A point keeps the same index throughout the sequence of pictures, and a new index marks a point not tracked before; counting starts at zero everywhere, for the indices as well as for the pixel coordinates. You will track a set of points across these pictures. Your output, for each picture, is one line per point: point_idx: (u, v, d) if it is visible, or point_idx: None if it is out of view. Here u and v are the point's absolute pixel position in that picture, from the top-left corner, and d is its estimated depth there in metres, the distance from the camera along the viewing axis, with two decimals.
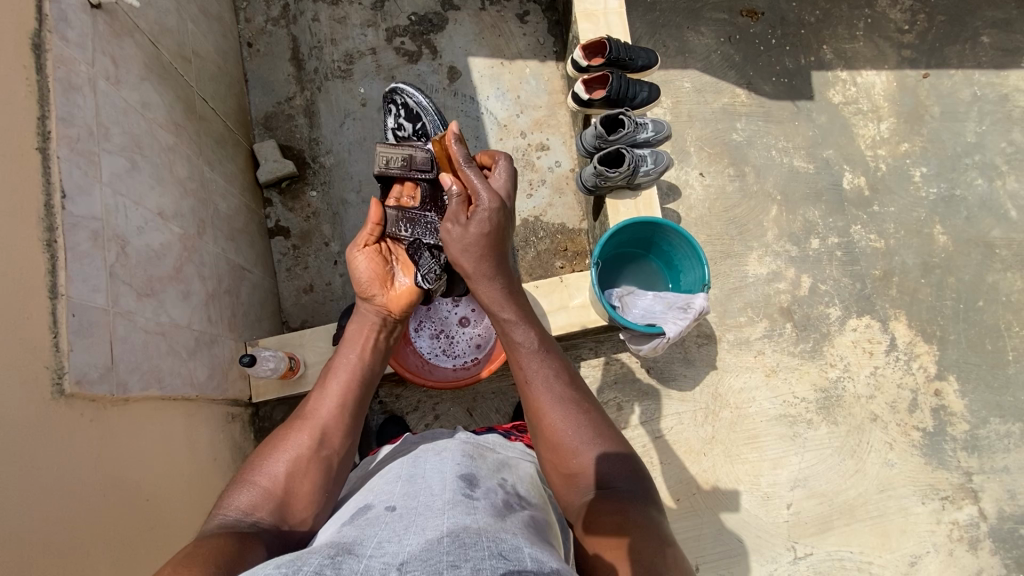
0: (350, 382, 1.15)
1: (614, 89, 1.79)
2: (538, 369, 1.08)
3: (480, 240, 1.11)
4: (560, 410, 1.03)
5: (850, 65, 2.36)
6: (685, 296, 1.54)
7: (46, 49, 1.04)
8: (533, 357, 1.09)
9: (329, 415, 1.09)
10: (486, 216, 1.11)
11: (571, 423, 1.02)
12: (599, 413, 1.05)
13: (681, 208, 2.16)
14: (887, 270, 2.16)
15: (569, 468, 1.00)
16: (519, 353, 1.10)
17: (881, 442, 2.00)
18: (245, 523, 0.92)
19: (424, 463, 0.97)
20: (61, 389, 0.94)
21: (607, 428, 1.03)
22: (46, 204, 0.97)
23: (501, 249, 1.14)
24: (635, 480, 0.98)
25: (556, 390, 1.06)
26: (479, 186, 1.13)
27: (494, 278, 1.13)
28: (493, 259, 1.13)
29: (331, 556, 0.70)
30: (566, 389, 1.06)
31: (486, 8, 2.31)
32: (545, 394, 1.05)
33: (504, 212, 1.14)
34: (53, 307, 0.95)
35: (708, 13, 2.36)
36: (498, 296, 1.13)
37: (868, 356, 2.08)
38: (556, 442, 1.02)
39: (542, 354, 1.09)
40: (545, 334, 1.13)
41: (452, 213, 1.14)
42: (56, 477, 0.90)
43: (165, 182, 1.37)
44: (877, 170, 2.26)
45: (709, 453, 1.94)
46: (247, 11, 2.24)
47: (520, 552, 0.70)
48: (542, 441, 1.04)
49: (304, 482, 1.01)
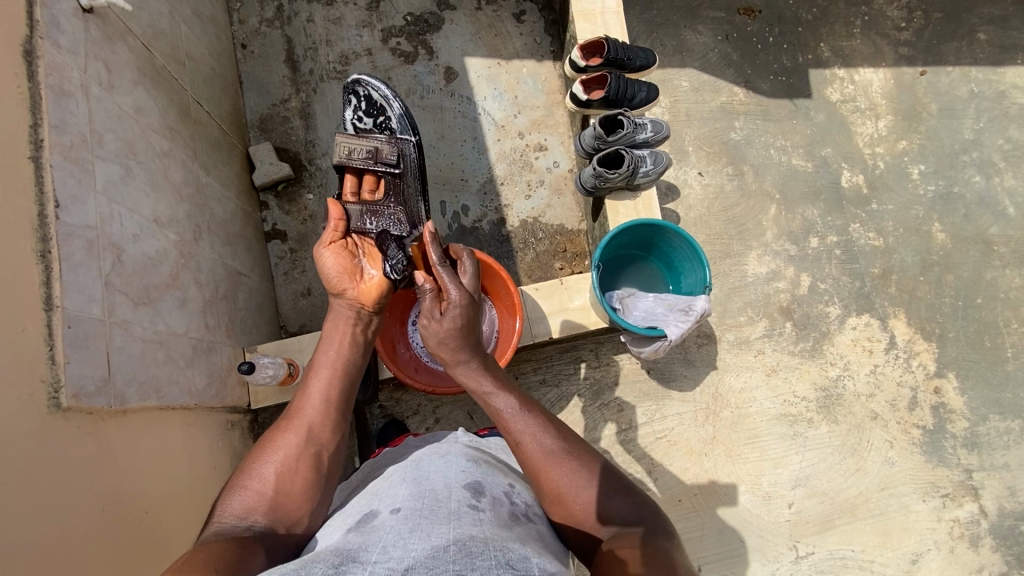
0: (333, 380, 1.14)
1: (613, 90, 1.78)
2: (525, 425, 1.05)
3: (455, 334, 1.14)
4: (557, 465, 1.00)
5: (848, 63, 2.35)
6: (686, 298, 1.53)
7: (37, 56, 1.02)
8: (518, 417, 1.06)
9: (315, 415, 1.08)
10: (458, 312, 1.16)
11: (569, 475, 1.00)
12: (594, 454, 1.03)
13: (680, 208, 2.15)
14: (886, 268, 2.16)
15: (582, 521, 0.96)
16: (504, 414, 1.08)
17: (882, 440, 2.01)
18: (241, 528, 0.91)
19: (428, 467, 0.95)
20: (59, 403, 0.92)
21: (607, 471, 1.02)
22: (40, 214, 0.95)
23: (477, 339, 1.17)
24: (640, 509, 0.97)
25: (549, 444, 1.03)
26: (447, 283, 1.18)
27: (470, 360, 1.15)
28: (470, 347, 1.15)
29: (338, 564, 0.69)
30: (561, 439, 1.04)
31: (482, 8, 2.29)
32: (539, 457, 1.02)
33: (474, 305, 1.19)
34: (49, 319, 0.93)
35: (705, 12, 2.36)
36: (478, 367, 1.14)
37: (868, 354, 2.08)
38: (564, 499, 0.98)
39: (525, 411, 1.07)
40: (524, 391, 1.12)
41: (426, 310, 1.18)
42: (56, 492, 0.89)
43: (160, 189, 1.35)
44: (876, 168, 2.26)
45: (711, 454, 1.94)
46: (241, 12, 2.22)
47: (528, 562, 0.69)
48: (547, 502, 1.00)
49: (296, 480, 1.00)
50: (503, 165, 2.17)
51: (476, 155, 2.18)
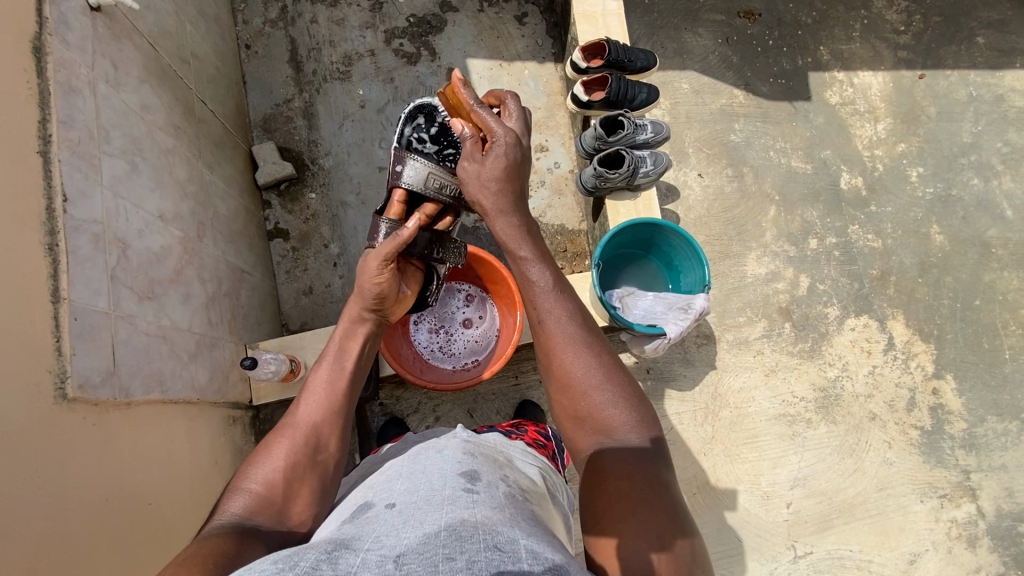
0: (337, 389, 1.13)
1: (614, 91, 1.79)
2: (553, 307, 1.13)
3: (495, 177, 1.18)
4: (573, 349, 1.08)
5: (847, 66, 2.37)
6: (685, 297, 1.54)
7: (46, 52, 1.04)
8: (550, 296, 1.14)
9: (317, 421, 1.07)
10: (502, 151, 1.17)
11: (582, 361, 1.06)
12: (612, 359, 1.08)
13: (680, 209, 2.17)
14: (885, 270, 2.17)
15: (580, 408, 1.04)
16: (535, 290, 1.16)
17: (880, 441, 2.01)
18: (245, 524, 0.91)
19: (424, 460, 0.96)
20: (64, 393, 0.93)
21: (619, 374, 1.06)
22: (48, 208, 0.97)
23: (523, 200, 1.23)
24: (643, 423, 1.01)
25: (569, 331, 1.10)
26: (492, 123, 1.17)
27: (510, 214, 1.20)
28: (513, 203, 1.20)
29: (329, 550, 0.69)
30: (578, 330, 1.10)
31: (485, 10, 2.31)
32: (557, 331, 1.10)
33: (520, 150, 1.19)
34: (55, 311, 0.94)
35: (706, 15, 2.38)
36: (517, 233, 1.20)
37: (867, 355, 2.09)
38: (567, 379, 1.06)
39: (558, 294, 1.15)
40: (560, 274, 1.19)
41: (468, 152, 1.20)
42: (60, 482, 0.90)
43: (165, 185, 1.37)
44: (875, 170, 2.27)
45: (710, 453, 1.95)
46: (245, 13, 2.24)
47: (517, 545, 0.70)
48: (553, 378, 1.09)
49: (301, 486, 0.99)
50: None
51: None
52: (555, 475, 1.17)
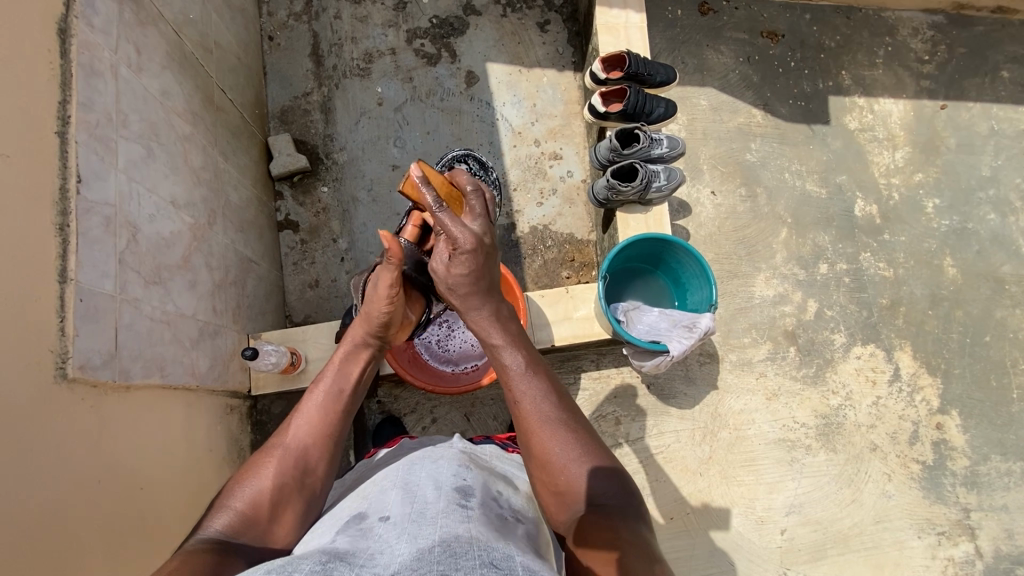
0: (332, 407, 1.10)
1: (631, 104, 1.78)
2: (528, 387, 1.09)
3: (466, 280, 1.12)
4: (550, 429, 1.05)
5: (868, 92, 2.36)
6: (691, 315, 1.49)
7: (71, 34, 1.05)
8: (522, 378, 1.10)
9: (308, 443, 1.04)
10: (468, 258, 1.10)
11: (559, 442, 1.04)
12: (587, 430, 1.06)
13: (690, 225, 2.15)
14: (895, 299, 2.15)
15: (557, 485, 1.03)
16: (509, 375, 1.11)
17: (879, 472, 1.99)
18: (228, 544, 0.90)
19: (419, 470, 0.96)
20: (64, 372, 0.93)
21: (586, 436, 1.06)
22: (62, 189, 0.97)
23: (494, 284, 1.17)
24: (623, 494, 1.02)
25: (546, 410, 1.07)
26: (453, 226, 1.09)
27: (483, 305, 1.16)
28: (481, 293, 1.15)
29: (322, 562, 0.69)
30: (554, 409, 1.08)
31: (508, 15, 2.32)
32: (531, 413, 1.07)
33: (484, 249, 1.12)
34: (61, 291, 0.94)
35: (729, 32, 2.37)
36: (487, 322, 1.16)
37: (871, 385, 2.06)
38: (539, 459, 1.04)
39: (531, 374, 1.11)
40: (535, 355, 1.15)
41: (438, 251, 1.13)
42: (53, 462, 0.90)
43: (179, 172, 1.38)
44: (890, 199, 2.25)
45: (706, 473, 1.93)
46: (270, 5, 2.26)
47: (514, 563, 0.70)
48: (531, 459, 1.07)
49: (287, 506, 0.98)
50: (518, 171, 2.19)
51: (491, 159, 2.20)
52: None
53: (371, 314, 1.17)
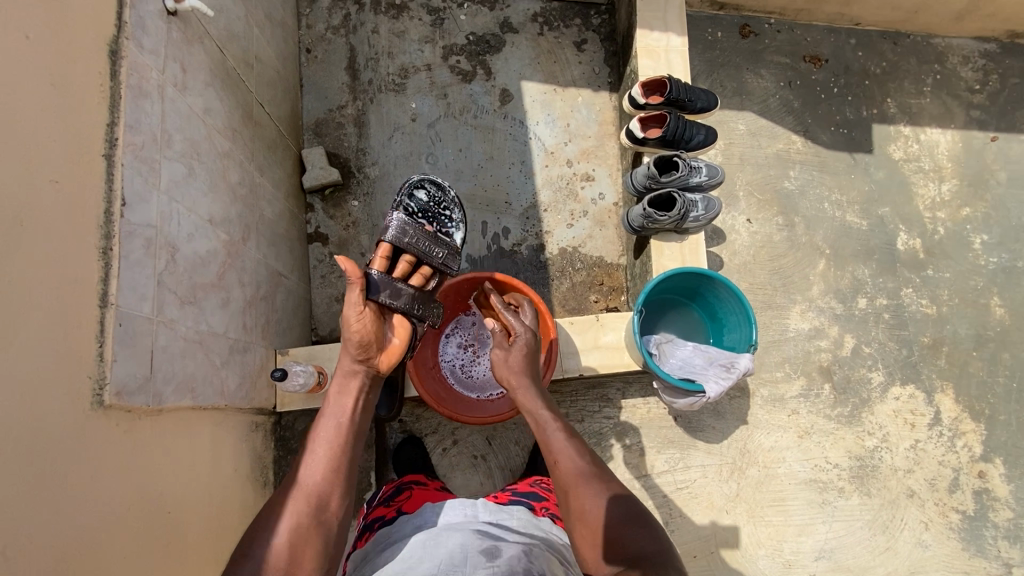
0: (340, 443, 1.09)
1: (671, 130, 1.73)
2: (562, 445, 1.14)
3: (519, 362, 1.29)
4: (581, 480, 1.08)
5: (914, 121, 2.28)
6: (728, 354, 1.44)
7: (122, 56, 1.05)
8: (556, 436, 1.16)
9: (321, 482, 1.03)
10: (523, 343, 1.32)
11: (590, 490, 1.06)
12: (614, 479, 1.09)
13: (725, 253, 2.10)
14: (937, 338, 2.06)
15: (592, 532, 1.01)
16: (545, 436, 1.17)
17: (916, 520, 1.90)
18: None
19: (444, 541, 0.94)
20: (101, 399, 0.93)
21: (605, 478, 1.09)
22: (106, 212, 0.98)
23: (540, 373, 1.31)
24: (656, 537, 0.98)
25: (578, 464, 1.11)
26: (514, 321, 1.36)
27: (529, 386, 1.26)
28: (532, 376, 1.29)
29: None
30: (587, 464, 1.11)
31: (545, 33, 2.30)
32: (569, 471, 1.10)
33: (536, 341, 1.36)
34: (102, 316, 0.94)
35: (770, 56, 2.32)
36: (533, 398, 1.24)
37: (910, 428, 1.98)
38: (576, 513, 1.04)
39: (564, 431, 1.17)
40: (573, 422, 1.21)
41: (497, 341, 1.36)
42: (87, 491, 0.89)
43: (217, 189, 1.38)
44: (934, 233, 2.17)
45: (732, 511, 1.87)
46: (309, 18, 2.28)
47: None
48: (566, 515, 1.07)
49: (306, 547, 0.97)
50: (549, 192, 2.16)
51: (522, 178, 2.18)
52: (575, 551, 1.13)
53: (347, 338, 1.18)
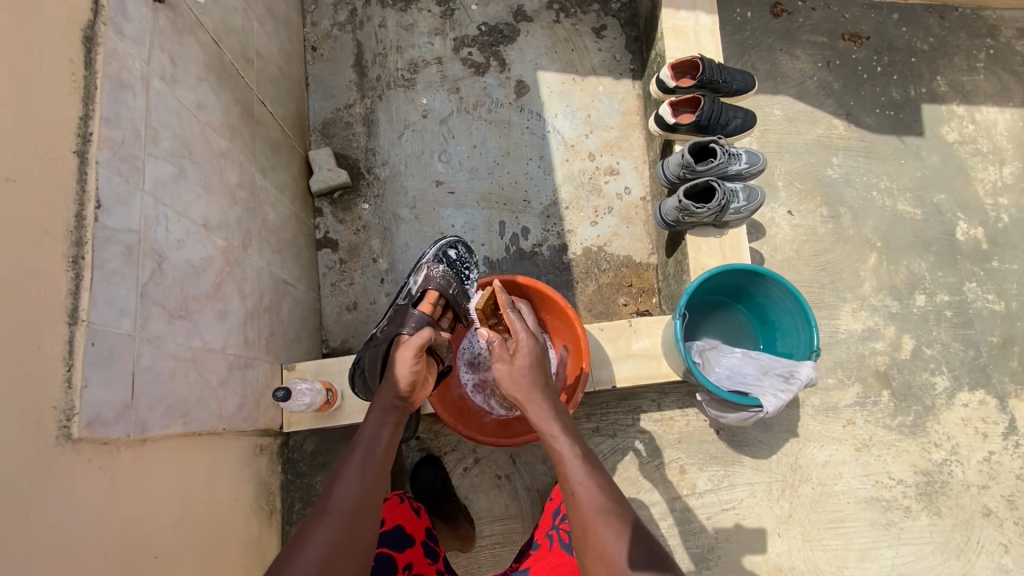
0: (374, 477, 0.94)
1: (706, 114, 1.57)
2: (581, 477, 0.92)
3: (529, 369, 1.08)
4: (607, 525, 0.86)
5: (968, 100, 2.11)
6: (786, 362, 1.26)
7: (98, 43, 0.95)
8: (577, 466, 0.93)
9: (351, 519, 0.88)
10: (528, 352, 1.10)
11: (613, 532, 0.86)
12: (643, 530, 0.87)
13: (765, 248, 1.92)
14: (1007, 337, 1.86)
15: None
16: (563, 463, 0.95)
17: (995, 543, 1.68)
18: None
19: None
20: (69, 432, 0.80)
21: (659, 547, 0.85)
22: (78, 215, 0.86)
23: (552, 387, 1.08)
24: None
25: (602, 502, 0.89)
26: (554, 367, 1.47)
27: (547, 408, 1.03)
28: (542, 389, 1.06)
29: None
30: (611, 504, 0.89)
31: (561, 20, 2.16)
32: (588, 505, 0.89)
33: (539, 346, 1.14)
34: (72, 334, 0.82)
35: (805, 35, 2.15)
36: (547, 413, 1.02)
37: (982, 438, 1.76)
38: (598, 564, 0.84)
39: (587, 466, 0.93)
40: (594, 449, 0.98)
41: (496, 353, 1.13)
42: (52, 540, 0.75)
43: (212, 191, 1.27)
44: (998, 221, 1.97)
45: (784, 534, 1.67)
46: (314, 14, 2.18)
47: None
48: (584, 558, 0.87)
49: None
50: (570, 187, 2.02)
51: (541, 174, 2.04)
52: None
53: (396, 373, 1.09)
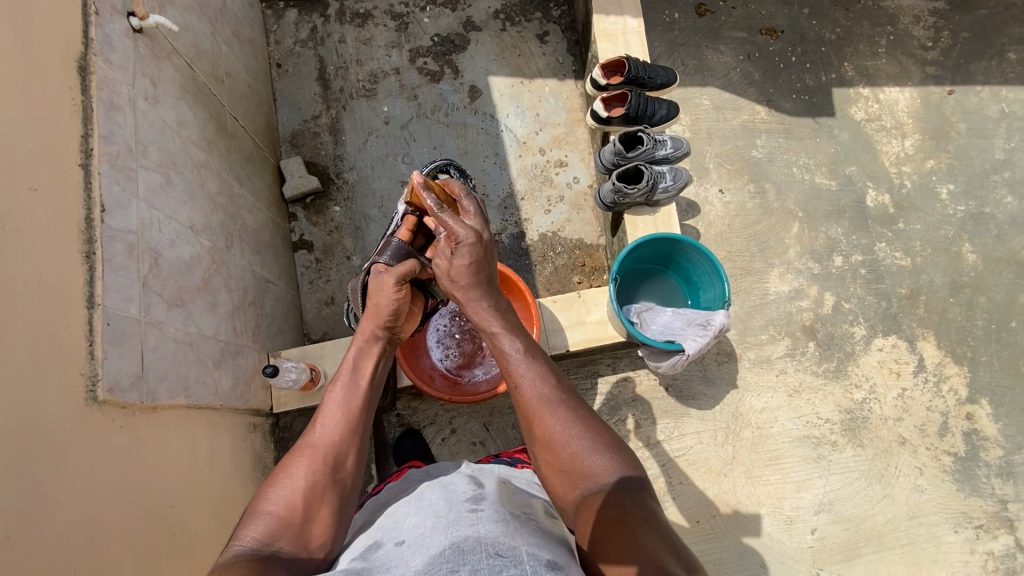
0: (353, 410, 1.15)
1: (633, 107, 1.80)
2: (528, 370, 1.12)
3: (466, 270, 1.22)
4: (552, 411, 1.06)
5: (872, 82, 2.34)
6: (704, 313, 1.52)
7: (91, 71, 1.10)
8: (521, 361, 1.13)
9: (339, 445, 1.09)
10: (468, 250, 1.22)
11: (559, 419, 1.05)
12: (585, 408, 1.08)
13: (700, 224, 2.15)
14: (914, 288, 2.11)
15: (567, 468, 1.01)
16: (509, 361, 1.14)
17: (910, 466, 1.94)
18: (265, 548, 0.92)
19: (430, 492, 0.99)
20: (95, 395, 0.97)
21: (601, 426, 1.05)
22: (87, 218, 1.02)
23: (490, 279, 1.26)
24: (629, 468, 1.00)
25: (545, 390, 1.09)
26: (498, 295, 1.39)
27: (482, 298, 1.23)
28: (481, 285, 1.23)
29: None
30: (555, 390, 1.09)
31: (507, 29, 2.36)
32: (535, 398, 1.08)
33: (483, 245, 1.24)
34: (90, 316, 0.98)
35: (727, 32, 2.38)
36: (487, 313, 1.22)
37: (895, 377, 2.02)
38: (548, 444, 1.04)
39: (529, 358, 1.14)
40: (534, 342, 1.19)
41: (440, 249, 1.25)
42: (87, 482, 0.92)
43: (196, 198, 1.42)
44: (902, 187, 2.23)
45: (730, 474, 1.90)
46: (277, 33, 2.33)
47: (519, 555, 0.75)
48: (536, 443, 1.07)
49: (322, 505, 1.01)
50: (524, 180, 2.21)
51: (498, 170, 2.23)
52: None
53: (380, 306, 1.26)
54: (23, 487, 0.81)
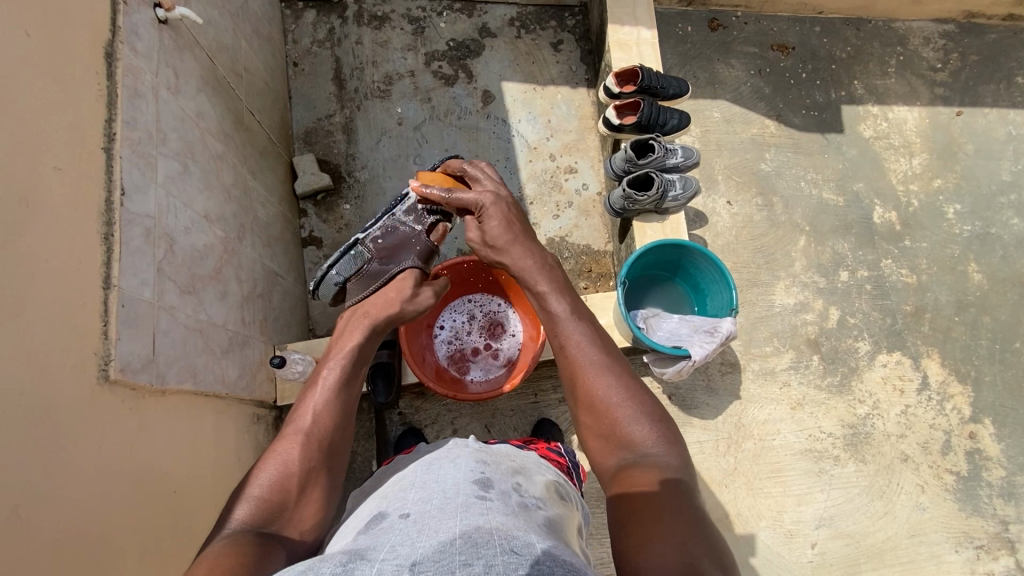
0: (344, 396, 1.15)
1: (645, 116, 1.82)
2: (575, 330, 1.13)
3: (503, 230, 1.29)
4: (595, 371, 1.06)
5: (881, 101, 2.37)
6: (711, 320, 1.53)
7: (117, 58, 1.12)
8: (569, 321, 1.15)
9: (327, 426, 1.09)
10: (496, 208, 1.32)
11: (604, 379, 1.04)
12: (631, 376, 1.06)
13: (707, 234, 2.16)
14: (919, 306, 2.12)
15: (607, 426, 1.01)
16: (556, 320, 1.16)
17: (912, 484, 1.93)
18: (258, 532, 0.92)
19: (438, 470, 1.00)
20: (106, 374, 0.98)
21: (646, 394, 1.03)
22: (107, 200, 1.03)
23: (530, 237, 1.31)
24: (673, 452, 0.96)
25: (591, 352, 1.09)
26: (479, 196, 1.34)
27: (528, 254, 1.27)
28: (524, 241, 1.29)
29: (344, 562, 0.73)
30: (599, 353, 1.08)
31: (522, 36, 2.39)
32: (580, 354, 1.09)
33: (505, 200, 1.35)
34: (106, 297, 0.99)
35: (739, 47, 2.41)
36: (532, 268, 1.26)
37: (899, 394, 2.02)
38: (587, 401, 1.04)
39: (578, 319, 1.15)
40: (580, 304, 1.20)
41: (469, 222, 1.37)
42: (94, 460, 0.93)
43: (212, 188, 1.44)
44: (909, 206, 2.24)
45: (731, 485, 1.89)
46: (295, 33, 2.37)
47: (533, 549, 0.74)
48: (577, 404, 1.06)
49: (313, 489, 1.02)
50: (533, 185, 2.23)
51: (508, 174, 2.25)
52: (569, 486, 1.19)
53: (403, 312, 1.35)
54: (32, 461, 0.82)
